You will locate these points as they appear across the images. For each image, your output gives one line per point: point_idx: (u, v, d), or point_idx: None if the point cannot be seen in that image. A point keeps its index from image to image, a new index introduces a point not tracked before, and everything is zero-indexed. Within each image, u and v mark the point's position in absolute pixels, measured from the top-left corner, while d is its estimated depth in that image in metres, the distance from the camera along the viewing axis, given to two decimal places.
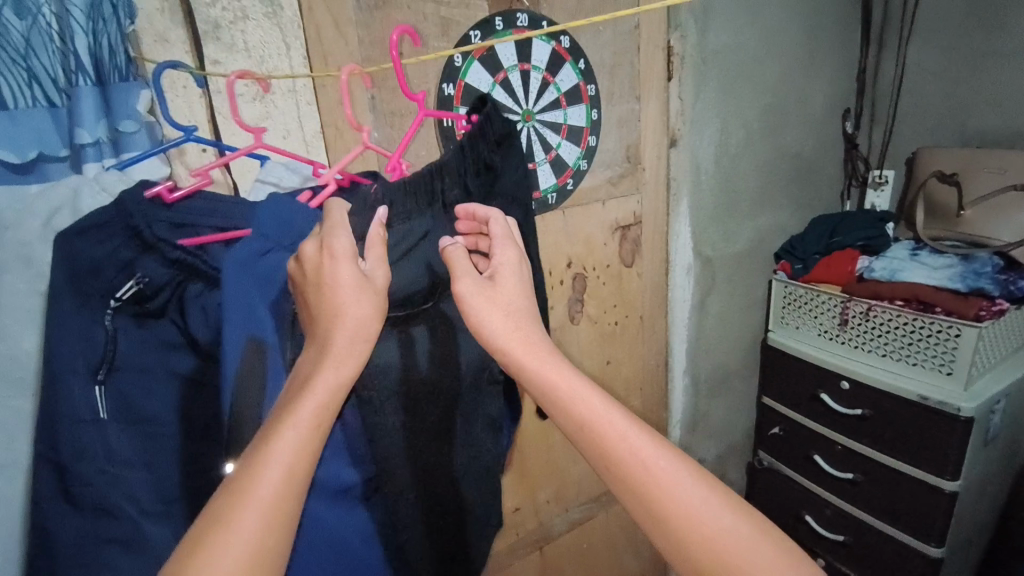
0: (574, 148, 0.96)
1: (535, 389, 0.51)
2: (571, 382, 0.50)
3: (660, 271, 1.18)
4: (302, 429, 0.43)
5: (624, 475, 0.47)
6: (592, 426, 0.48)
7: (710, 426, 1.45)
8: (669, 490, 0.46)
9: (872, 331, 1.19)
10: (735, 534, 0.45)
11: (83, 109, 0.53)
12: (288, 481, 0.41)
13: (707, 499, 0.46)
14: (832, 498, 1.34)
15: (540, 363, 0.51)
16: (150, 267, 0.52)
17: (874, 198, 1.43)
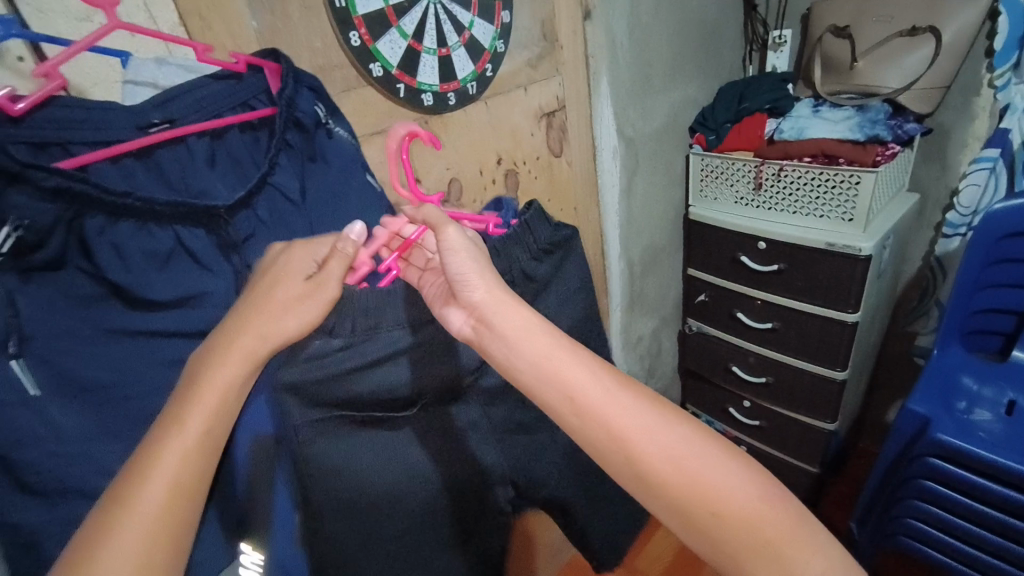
0: (488, 27, 0.85)
1: (513, 354, 0.50)
2: (526, 322, 0.51)
3: (588, 159, 1.15)
4: (189, 438, 0.45)
5: (580, 406, 0.48)
6: (577, 391, 0.48)
7: (645, 303, 1.52)
8: (622, 417, 0.47)
9: (783, 191, 1.26)
10: (683, 446, 0.47)
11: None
12: (176, 484, 0.43)
13: (698, 451, 0.47)
14: (753, 348, 1.49)
15: (520, 332, 0.50)
16: (26, 207, 0.44)
17: (773, 60, 1.45)
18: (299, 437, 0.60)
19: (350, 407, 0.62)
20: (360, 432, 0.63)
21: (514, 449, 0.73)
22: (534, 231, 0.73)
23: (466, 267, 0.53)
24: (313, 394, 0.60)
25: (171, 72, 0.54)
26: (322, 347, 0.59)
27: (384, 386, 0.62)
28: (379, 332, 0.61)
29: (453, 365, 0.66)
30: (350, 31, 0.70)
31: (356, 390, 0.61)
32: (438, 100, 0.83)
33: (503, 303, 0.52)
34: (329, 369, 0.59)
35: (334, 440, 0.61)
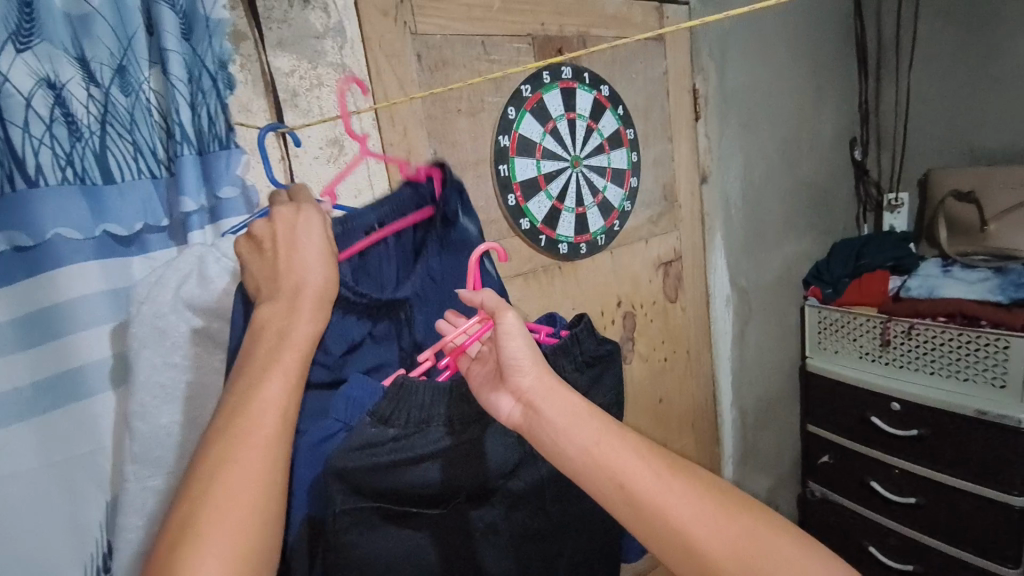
0: (618, 190, 0.98)
1: (558, 441, 0.48)
2: (574, 405, 0.49)
3: (702, 304, 1.19)
4: (258, 445, 0.44)
5: (637, 499, 0.45)
6: (632, 486, 0.45)
7: (760, 458, 1.42)
8: (682, 513, 0.44)
9: (916, 350, 1.20)
10: (754, 544, 0.44)
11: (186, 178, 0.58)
12: (258, 491, 0.43)
13: (768, 544, 0.44)
14: (893, 525, 1.30)
15: (568, 416, 0.48)
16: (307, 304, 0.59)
17: (891, 219, 1.44)
18: (335, 526, 0.51)
19: (384, 500, 0.53)
20: (386, 534, 0.53)
21: (535, 560, 0.59)
22: (582, 345, 0.61)
23: (520, 350, 0.52)
24: (358, 482, 0.51)
25: None
26: (372, 436, 0.51)
27: (419, 483, 0.53)
28: (429, 425, 0.53)
29: (487, 464, 0.55)
30: (509, 194, 0.85)
31: (390, 485, 0.52)
32: (572, 248, 0.94)
33: (551, 381, 0.51)
34: (371, 462, 0.50)
35: (362, 538, 0.52)
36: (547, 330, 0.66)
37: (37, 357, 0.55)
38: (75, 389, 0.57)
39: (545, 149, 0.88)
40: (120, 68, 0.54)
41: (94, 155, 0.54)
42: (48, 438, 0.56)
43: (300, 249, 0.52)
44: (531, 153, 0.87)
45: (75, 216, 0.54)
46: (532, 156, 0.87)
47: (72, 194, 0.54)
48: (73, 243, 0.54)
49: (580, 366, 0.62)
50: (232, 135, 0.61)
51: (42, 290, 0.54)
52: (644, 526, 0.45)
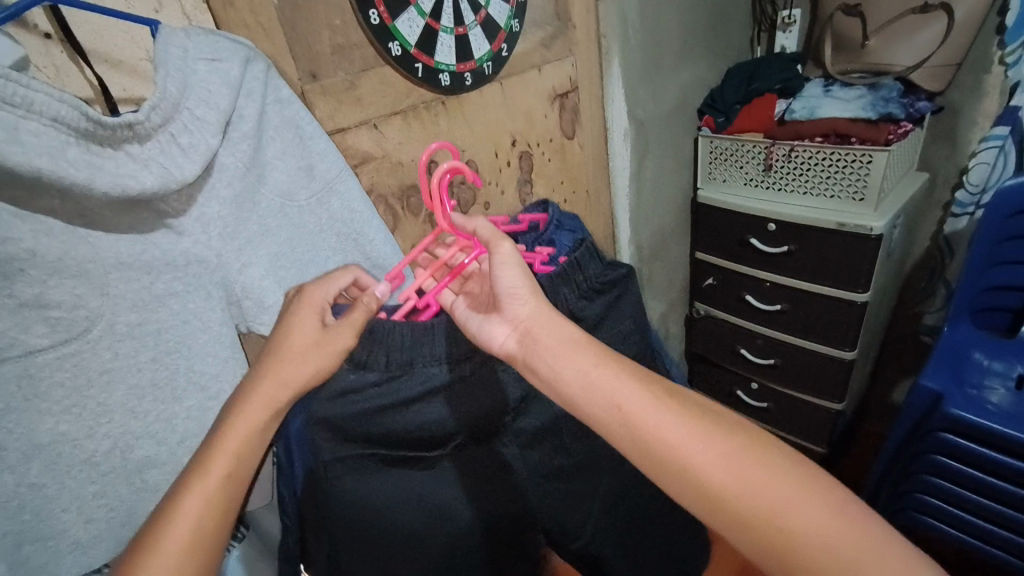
0: (504, 5, 0.84)
1: (557, 372, 0.54)
2: (571, 338, 0.55)
3: (600, 140, 1.14)
4: (212, 482, 0.51)
5: (627, 415, 0.51)
6: (625, 407, 0.51)
7: (654, 287, 1.52)
8: (671, 428, 0.50)
9: (794, 172, 1.26)
10: (741, 459, 0.48)
11: None
12: (199, 527, 0.50)
13: (749, 457, 0.48)
14: (762, 330, 1.49)
15: (567, 351, 0.54)
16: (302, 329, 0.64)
17: (782, 40, 1.44)
18: (332, 474, 0.63)
19: (382, 442, 0.63)
20: (388, 474, 0.64)
21: (560, 494, 0.71)
22: (585, 271, 0.69)
23: (511, 283, 0.58)
24: (343, 430, 0.62)
25: (199, 43, 0.53)
26: (357, 382, 0.60)
27: (418, 421, 0.63)
28: (415, 366, 0.62)
29: (496, 399, 0.66)
30: (369, 9, 0.69)
31: (390, 426, 0.62)
32: (455, 79, 0.82)
33: (548, 320, 0.57)
34: (358, 406, 0.61)
35: (361, 481, 0.63)
36: (545, 258, 0.70)
37: None
38: None
39: None
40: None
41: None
42: None
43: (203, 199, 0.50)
44: None
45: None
46: None
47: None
48: None
49: (588, 290, 0.70)
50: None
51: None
52: (636, 447, 0.50)
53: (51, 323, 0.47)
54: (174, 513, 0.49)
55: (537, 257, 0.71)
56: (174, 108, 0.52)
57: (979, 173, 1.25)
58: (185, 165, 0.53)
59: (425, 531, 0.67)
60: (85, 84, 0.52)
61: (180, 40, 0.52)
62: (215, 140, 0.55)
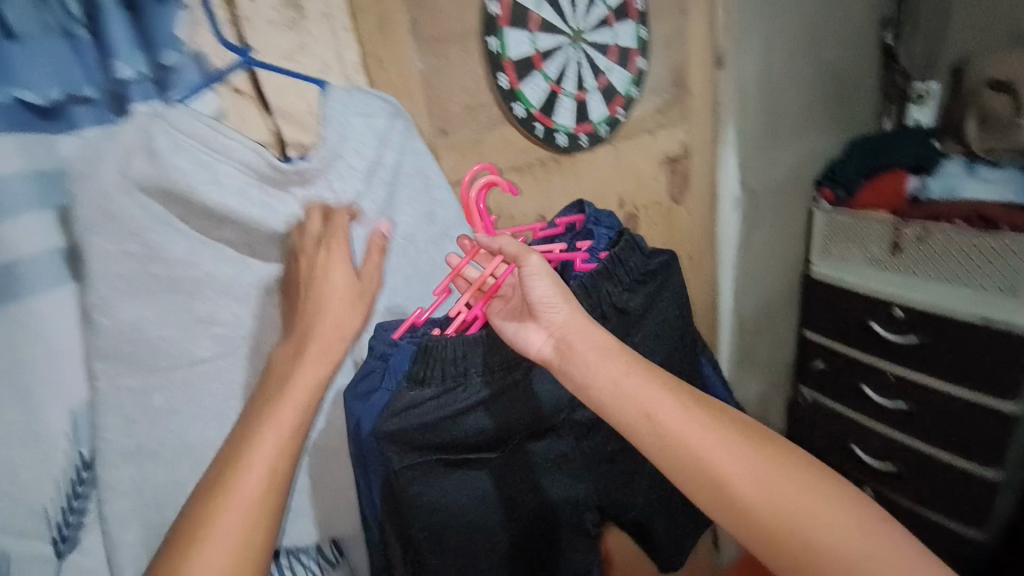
0: (624, 73, 0.87)
1: (587, 377, 0.55)
2: (600, 340, 0.56)
3: (708, 207, 1.12)
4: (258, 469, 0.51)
5: (653, 422, 0.51)
6: (650, 413, 0.52)
7: (755, 364, 1.42)
8: (692, 435, 0.50)
9: (926, 256, 1.15)
10: (759, 463, 0.49)
11: (116, 37, 0.48)
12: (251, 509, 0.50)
13: (769, 462, 0.49)
14: (881, 429, 1.32)
15: (597, 353, 0.55)
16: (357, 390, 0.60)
17: (915, 114, 1.32)
18: (400, 480, 0.59)
19: (444, 450, 0.61)
20: (448, 478, 0.61)
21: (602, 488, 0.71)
22: (629, 263, 0.70)
23: (545, 289, 0.57)
24: (410, 440, 0.59)
25: (358, 103, 0.60)
26: (415, 398, 0.59)
27: (474, 430, 0.62)
28: (469, 376, 0.61)
29: (539, 406, 0.65)
30: (499, 74, 0.74)
31: (447, 435, 0.61)
32: (571, 140, 0.84)
33: (580, 325, 0.57)
34: (417, 418, 0.59)
35: (427, 483, 0.60)
36: (585, 255, 0.70)
37: None
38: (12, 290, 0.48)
39: (541, 20, 0.75)
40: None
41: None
42: None
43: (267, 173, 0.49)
44: (524, 24, 0.74)
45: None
46: (526, 29, 0.75)
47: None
48: None
49: (630, 283, 0.70)
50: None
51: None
52: (660, 451, 0.51)
53: (214, 337, 0.57)
54: (223, 492, 0.50)
55: (578, 255, 0.69)
56: (332, 156, 0.58)
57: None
58: (333, 204, 0.59)
59: (482, 532, 0.63)
60: (264, 131, 0.60)
61: (342, 97, 0.59)
62: (360, 186, 0.61)
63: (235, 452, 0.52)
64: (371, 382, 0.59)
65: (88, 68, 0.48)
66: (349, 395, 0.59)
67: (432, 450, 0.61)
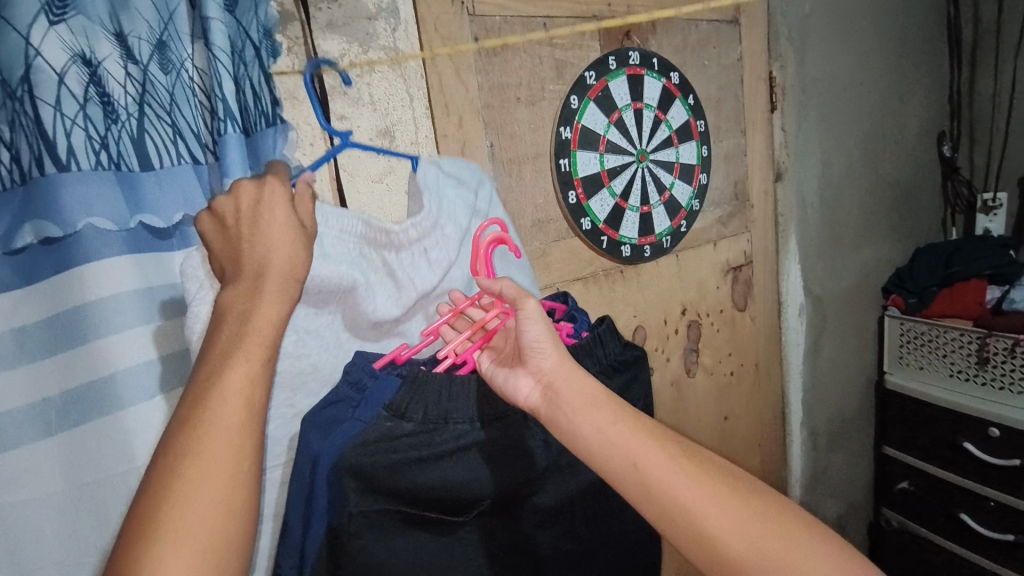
0: (687, 187, 0.89)
1: (573, 423, 0.48)
2: (592, 389, 0.50)
3: (772, 315, 1.09)
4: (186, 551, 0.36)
5: (648, 476, 0.44)
6: (648, 467, 0.45)
7: (830, 482, 1.30)
8: (693, 493, 0.44)
9: (1021, 369, 1.04)
10: (769, 530, 0.43)
11: (232, 158, 0.51)
12: None
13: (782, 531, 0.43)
14: (986, 564, 1.14)
15: (589, 400, 0.49)
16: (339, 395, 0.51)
17: (984, 222, 1.30)
18: (349, 528, 0.49)
19: (407, 501, 0.52)
20: (405, 537, 0.52)
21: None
22: (606, 347, 0.63)
23: (541, 335, 0.52)
24: (373, 483, 0.50)
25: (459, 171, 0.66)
26: (392, 431, 0.51)
27: (450, 482, 0.53)
28: (449, 422, 0.53)
29: (527, 462, 0.57)
30: (569, 190, 0.78)
31: (417, 484, 0.52)
32: (635, 251, 0.86)
33: (574, 371, 0.51)
34: (388, 458, 0.50)
35: (380, 544, 0.50)
36: (564, 331, 0.65)
37: (70, 362, 0.51)
38: (104, 401, 0.52)
39: (610, 142, 0.80)
40: (159, 44, 0.49)
41: (132, 141, 0.49)
42: (79, 451, 0.52)
43: (264, 231, 0.46)
44: (594, 145, 0.79)
45: (111, 207, 0.49)
46: (595, 150, 0.79)
47: (107, 182, 0.49)
48: (103, 236, 0.50)
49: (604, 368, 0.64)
50: (278, 110, 0.55)
51: (64, 289, 0.51)
52: (657, 511, 0.44)
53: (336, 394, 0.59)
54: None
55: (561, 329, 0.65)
56: (429, 229, 0.62)
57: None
58: (423, 275, 0.62)
59: None
60: None
61: (433, 167, 0.63)
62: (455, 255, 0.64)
63: (135, 549, 0.35)
64: (340, 412, 0.52)
65: (207, 190, 0.54)
66: (307, 423, 0.51)
67: (392, 500, 0.51)
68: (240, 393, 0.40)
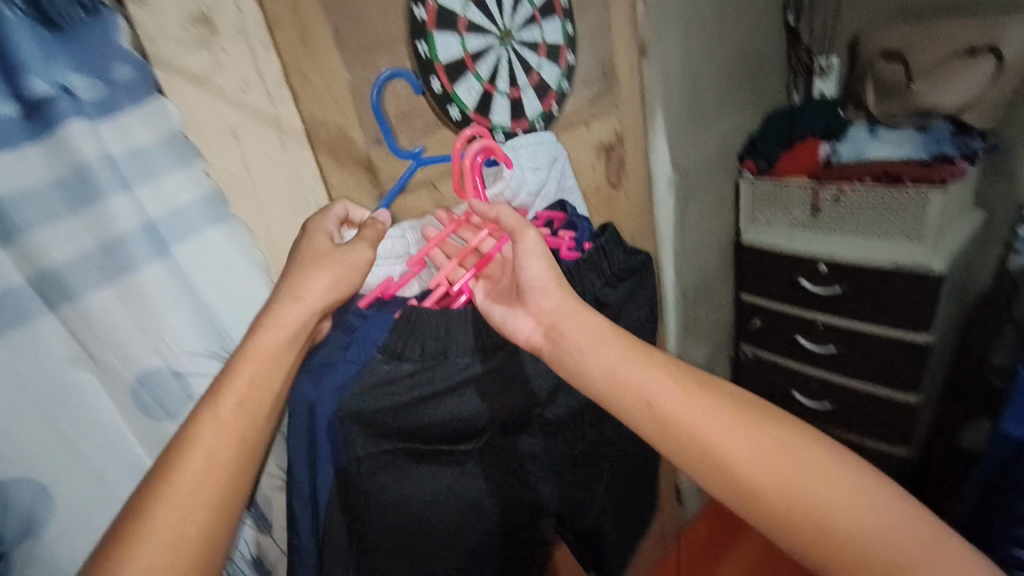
0: (555, 68, 0.88)
1: (578, 362, 0.55)
2: (596, 327, 0.56)
3: (644, 194, 1.16)
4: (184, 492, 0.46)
5: (653, 407, 0.51)
6: (652, 396, 0.51)
7: (699, 330, 1.49)
8: (696, 419, 0.50)
9: (843, 212, 1.24)
10: (765, 448, 0.48)
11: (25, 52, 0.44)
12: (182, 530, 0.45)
13: (773, 445, 0.48)
14: (817, 373, 1.43)
15: (593, 339, 0.55)
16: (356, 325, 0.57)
17: (820, 86, 1.45)
18: (360, 470, 0.57)
19: (417, 437, 0.61)
20: (416, 470, 0.62)
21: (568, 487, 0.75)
22: (610, 256, 0.73)
23: (539, 271, 0.58)
24: (383, 426, 0.58)
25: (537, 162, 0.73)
26: (389, 372, 0.58)
27: (458, 414, 0.62)
28: (449, 357, 0.61)
29: (524, 393, 0.67)
30: (431, 78, 0.73)
31: (425, 421, 0.61)
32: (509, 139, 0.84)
33: (570, 306, 0.58)
34: (395, 402, 0.58)
35: (398, 479, 0.60)
36: (570, 244, 0.74)
37: None
38: None
39: (470, 22, 0.75)
40: None
41: None
42: None
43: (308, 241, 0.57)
44: (453, 27, 0.73)
45: None
46: (454, 31, 0.73)
47: None
48: None
49: (611, 277, 0.74)
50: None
51: None
52: (660, 432, 0.51)
53: None
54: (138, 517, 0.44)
55: (562, 244, 0.73)
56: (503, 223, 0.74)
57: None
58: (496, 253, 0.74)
59: (457, 527, 0.66)
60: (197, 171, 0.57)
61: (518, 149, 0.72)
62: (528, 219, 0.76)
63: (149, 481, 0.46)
64: (330, 354, 0.56)
65: None
66: (298, 374, 0.55)
67: (405, 438, 0.60)
68: (220, 434, 0.49)
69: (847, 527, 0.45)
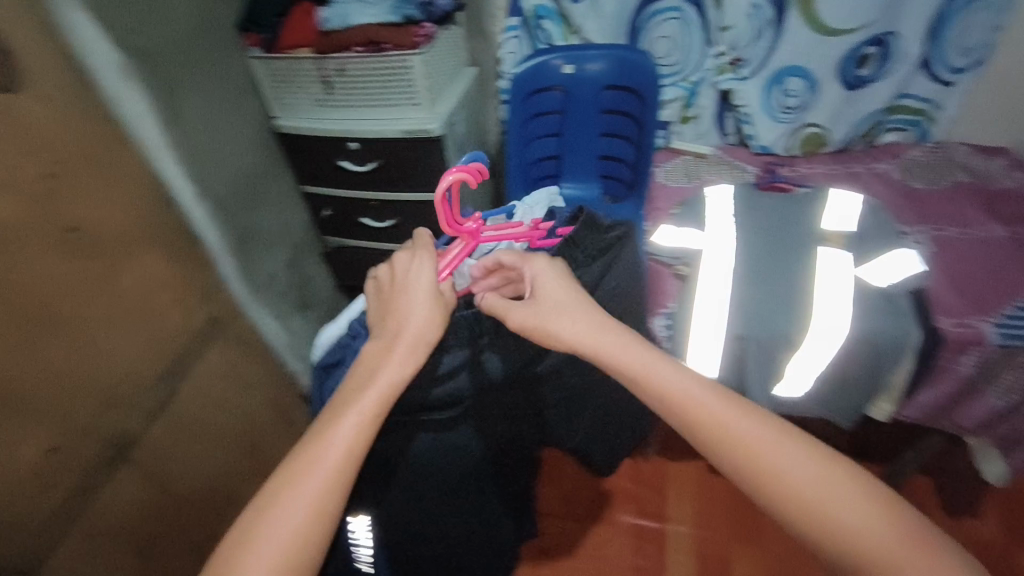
0: None
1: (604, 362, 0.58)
2: (619, 338, 0.58)
3: (78, 96, 0.86)
4: (321, 479, 0.53)
5: (679, 406, 0.54)
6: (678, 400, 0.54)
7: (262, 237, 1.31)
8: (721, 412, 0.53)
9: (352, 86, 1.22)
10: (791, 456, 0.51)
11: None
12: (305, 531, 0.52)
13: (797, 454, 0.51)
14: (388, 245, 1.52)
15: (591, 336, 0.59)
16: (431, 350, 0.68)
17: None
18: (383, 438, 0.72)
19: (424, 412, 0.71)
20: (418, 434, 0.73)
21: (553, 409, 0.83)
22: (582, 242, 0.75)
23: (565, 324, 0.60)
24: (409, 408, 0.70)
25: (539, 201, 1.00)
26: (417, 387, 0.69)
27: (448, 390, 0.69)
28: (434, 360, 0.68)
29: (511, 356, 0.71)
30: None
31: (434, 402, 0.70)
32: None
33: (591, 326, 0.60)
34: (419, 395, 0.69)
35: (414, 441, 0.73)
36: (542, 233, 0.84)
37: None
38: None
39: None
40: None
41: None
42: None
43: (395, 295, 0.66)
44: None
45: None
46: None
47: None
48: None
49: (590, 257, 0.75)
50: None
51: None
52: (687, 426, 0.54)
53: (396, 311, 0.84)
54: (263, 513, 0.52)
55: (536, 234, 0.84)
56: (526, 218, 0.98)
57: (703, 97, 1.40)
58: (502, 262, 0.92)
59: (462, 456, 0.79)
60: None
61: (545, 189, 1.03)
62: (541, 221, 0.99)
63: (283, 474, 0.54)
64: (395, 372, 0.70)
65: None
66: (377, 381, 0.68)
67: (417, 416, 0.71)
68: (338, 456, 0.55)
69: (850, 533, 0.47)
